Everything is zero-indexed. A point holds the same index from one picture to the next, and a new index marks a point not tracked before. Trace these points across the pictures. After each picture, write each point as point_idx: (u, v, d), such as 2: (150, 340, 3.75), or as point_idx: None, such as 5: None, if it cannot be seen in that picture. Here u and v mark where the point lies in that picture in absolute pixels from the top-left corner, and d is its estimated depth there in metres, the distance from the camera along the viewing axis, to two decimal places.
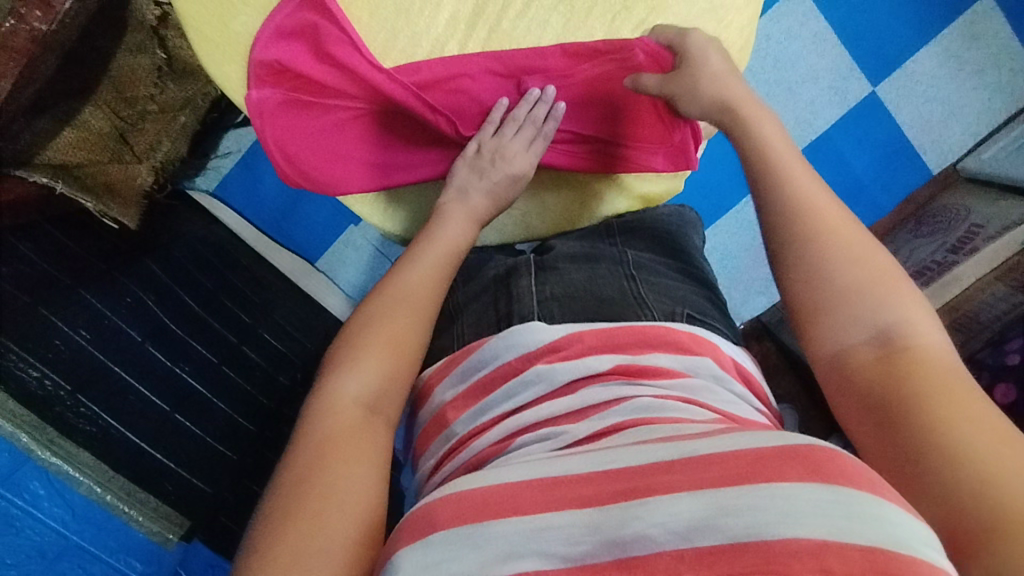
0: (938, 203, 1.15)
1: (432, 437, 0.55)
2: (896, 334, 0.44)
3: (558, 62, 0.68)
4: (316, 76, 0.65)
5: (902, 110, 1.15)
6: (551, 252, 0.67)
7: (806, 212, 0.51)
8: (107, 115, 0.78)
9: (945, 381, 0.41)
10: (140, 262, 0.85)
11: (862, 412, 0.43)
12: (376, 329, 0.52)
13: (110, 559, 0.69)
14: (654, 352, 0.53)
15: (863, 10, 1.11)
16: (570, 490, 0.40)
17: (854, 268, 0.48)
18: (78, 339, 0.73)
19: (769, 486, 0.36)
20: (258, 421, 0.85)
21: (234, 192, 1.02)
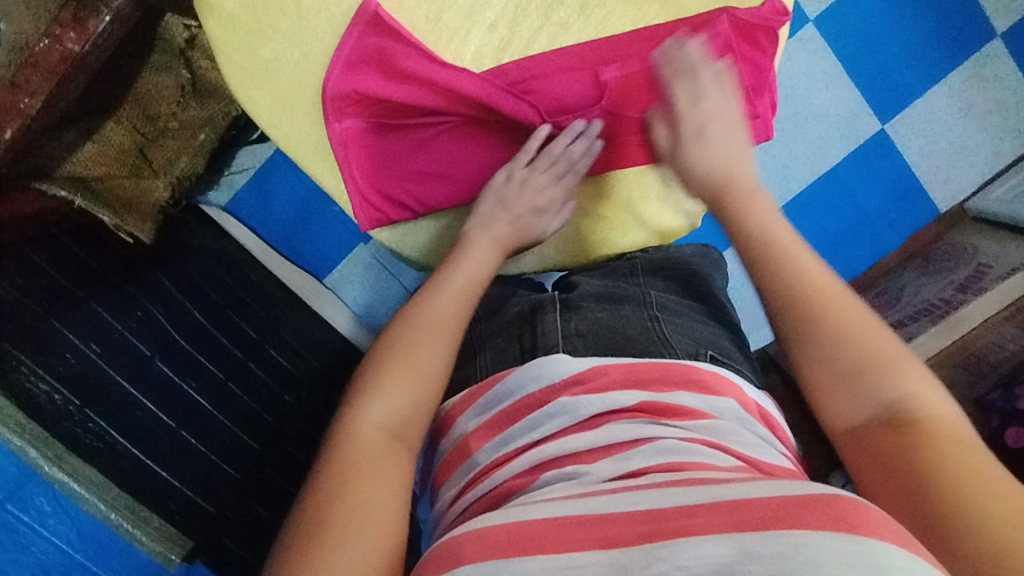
0: (945, 242, 1.17)
1: (454, 465, 0.56)
2: (904, 407, 0.48)
3: (636, 48, 0.65)
4: (395, 96, 0.63)
5: (911, 147, 1.16)
6: (575, 290, 0.67)
7: (814, 288, 0.53)
8: (128, 130, 0.79)
9: (957, 450, 0.44)
10: (152, 276, 0.85)
11: (880, 478, 0.47)
12: (399, 359, 0.54)
13: None
14: (677, 390, 0.54)
15: (875, 49, 1.12)
16: (598, 530, 0.40)
17: (849, 343, 0.51)
18: (88, 354, 0.74)
19: (792, 533, 0.36)
20: (261, 440, 0.83)
21: (246, 206, 1.01)
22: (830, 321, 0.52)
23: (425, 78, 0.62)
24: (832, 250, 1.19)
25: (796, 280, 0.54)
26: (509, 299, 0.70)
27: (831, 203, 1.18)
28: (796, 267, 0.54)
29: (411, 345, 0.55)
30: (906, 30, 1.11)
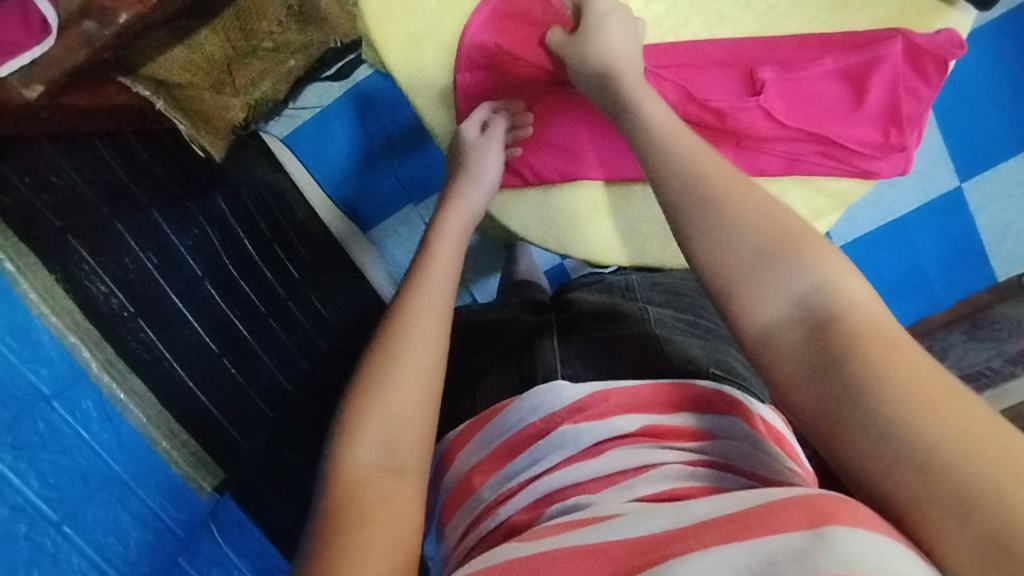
0: (995, 311, 1.12)
1: (456, 505, 0.52)
2: (816, 305, 0.38)
3: (786, 54, 0.64)
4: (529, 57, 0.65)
5: (982, 212, 1.14)
6: (572, 309, 0.67)
7: (709, 183, 0.45)
8: (221, 42, 0.76)
9: (890, 355, 0.35)
10: (210, 197, 0.81)
11: (812, 393, 0.37)
12: (386, 380, 0.46)
13: (147, 497, 0.64)
14: (680, 411, 0.51)
15: (972, 107, 1.10)
16: (591, 559, 0.36)
17: (756, 233, 0.42)
18: (144, 262, 0.70)
19: (775, 541, 0.33)
20: (296, 381, 0.83)
21: (303, 142, 0.99)
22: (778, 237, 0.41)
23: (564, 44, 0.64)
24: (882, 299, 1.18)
25: (770, 220, 0.42)
26: (507, 324, 0.69)
27: (886, 253, 1.17)
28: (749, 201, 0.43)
29: (397, 364, 0.47)
30: (1006, 94, 1.09)
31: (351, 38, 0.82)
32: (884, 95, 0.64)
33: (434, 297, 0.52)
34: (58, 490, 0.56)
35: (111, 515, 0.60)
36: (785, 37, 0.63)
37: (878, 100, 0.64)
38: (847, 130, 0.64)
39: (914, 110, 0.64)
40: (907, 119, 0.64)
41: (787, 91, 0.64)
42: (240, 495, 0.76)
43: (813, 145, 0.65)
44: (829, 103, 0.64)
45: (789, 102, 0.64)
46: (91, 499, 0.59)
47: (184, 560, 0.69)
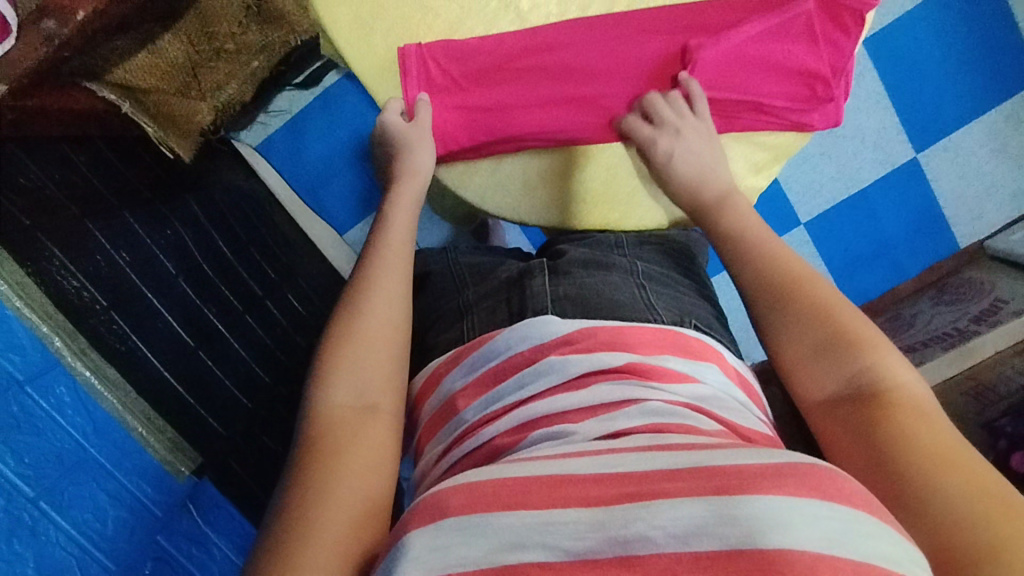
0: (962, 274, 1.17)
1: (438, 426, 0.55)
2: (871, 389, 0.46)
3: (714, 18, 0.67)
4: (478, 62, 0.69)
5: (939, 180, 1.18)
6: (563, 256, 0.67)
7: (781, 283, 0.54)
8: (183, 46, 0.76)
9: (951, 447, 0.42)
10: (180, 197, 0.84)
11: (857, 452, 0.45)
12: (359, 332, 0.53)
13: (122, 477, 0.70)
14: (662, 353, 0.54)
15: (920, 77, 1.13)
16: (575, 490, 0.37)
17: (820, 323, 0.50)
18: (117, 260, 0.73)
19: (743, 501, 0.34)
20: (274, 372, 0.85)
21: (277, 150, 0.99)
22: (809, 303, 0.52)
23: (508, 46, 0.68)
24: (848, 270, 1.22)
25: (770, 268, 0.55)
26: (497, 269, 0.71)
27: (852, 225, 1.20)
28: (760, 248, 0.56)
29: (367, 319, 0.54)
30: (952, 62, 1.12)
31: (310, 32, 0.83)
32: (804, 54, 0.69)
33: (394, 264, 0.59)
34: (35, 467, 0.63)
35: (87, 494, 0.67)
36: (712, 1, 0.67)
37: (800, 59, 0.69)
38: (778, 90, 0.70)
39: (840, 62, 0.69)
40: (829, 74, 0.70)
41: (718, 64, 0.68)
42: (219, 479, 0.79)
43: (745, 103, 0.70)
44: (755, 67, 0.69)
45: (721, 64, 0.68)
46: (67, 476, 0.65)
47: (162, 539, 0.73)
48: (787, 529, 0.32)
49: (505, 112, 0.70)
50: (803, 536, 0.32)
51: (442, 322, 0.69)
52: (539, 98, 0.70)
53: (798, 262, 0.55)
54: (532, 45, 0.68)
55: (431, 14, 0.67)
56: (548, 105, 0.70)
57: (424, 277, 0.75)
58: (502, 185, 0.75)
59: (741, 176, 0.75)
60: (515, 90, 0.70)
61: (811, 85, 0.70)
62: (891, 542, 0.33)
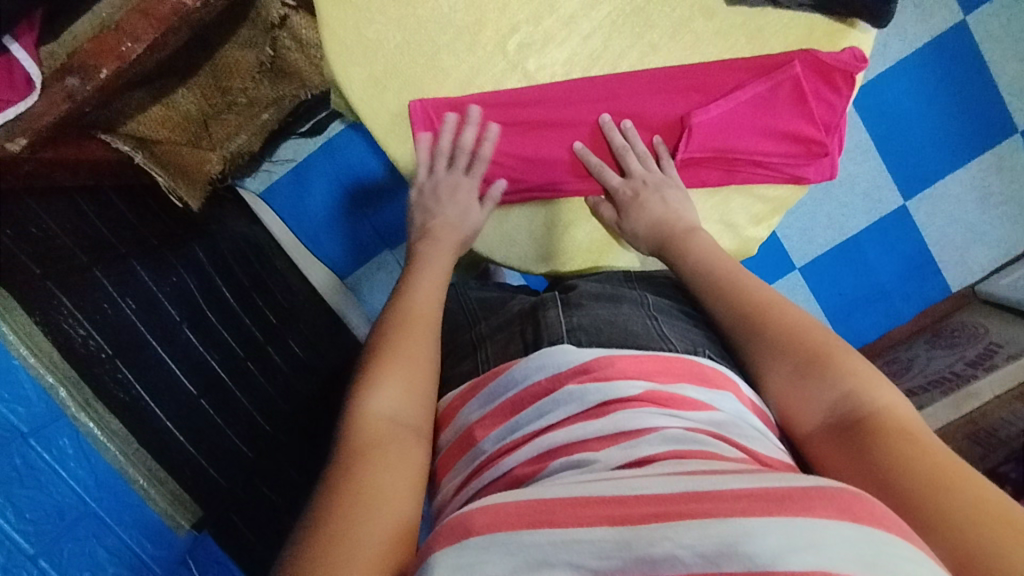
0: (955, 318, 1.19)
1: (458, 457, 0.58)
2: (848, 406, 0.50)
3: (716, 78, 0.70)
4: (489, 113, 0.72)
5: (928, 225, 1.21)
6: (574, 290, 0.70)
7: (752, 306, 0.58)
8: (197, 98, 0.80)
9: (928, 452, 0.44)
10: (187, 245, 0.85)
11: (846, 466, 0.47)
12: (400, 354, 0.58)
13: (122, 533, 0.69)
14: (683, 383, 0.55)
15: (904, 129, 1.18)
16: (603, 509, 0.38)
17: (792, 345, 0.54)
18: (123, 308, 0.73)
19: (762, 518, 0.34)
20: (275, 422, 0.86)
21: (280, 198, 1.03)
22: (778, 325, 0.56)
23: (520, 101, 0.71)
24: (842, 313, 1.24)
25: (741, 298, 0.59)
26: (508, 303, 0.74)
27: (846, 271, 1.23)
28: (739, 287, 0.60)
29: (406, 348, 0.59)
30: (934, 116, 1.17)
31: (323, 87, 0.84)
32: (800, 117, 0.73)
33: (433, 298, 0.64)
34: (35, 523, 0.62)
35: (87, 552, 0.66)
36: (715, 62, 0.70)
37: (797, 120, 0.73)
38: (775, 149, 0.74)
39: (832, 119, 0.73)
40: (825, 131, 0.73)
41: (714, 127, 0.72)
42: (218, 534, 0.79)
43: (747, 161, 0.74)
44: (752, 128, 0.73)
45: (725, 126, 0.72)
46: (67, 534, 0.64)
47: None
48: (814, 548, 0.33)
49: (504, 164, 0.74)
50: (834, 551, 0.33)
51: (452, 367, 0.70)
52: (535, 152, 0.74)
53: (762, 288, 0.60)
54: (519, 102, 0.71)
55: (441, 73, 0.69)
56: (543, 159, 0.74)
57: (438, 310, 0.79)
58: (507, 237, 0.78)
59: (742, 226, 0.79)
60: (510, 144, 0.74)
61: (806, 144, 0.74)
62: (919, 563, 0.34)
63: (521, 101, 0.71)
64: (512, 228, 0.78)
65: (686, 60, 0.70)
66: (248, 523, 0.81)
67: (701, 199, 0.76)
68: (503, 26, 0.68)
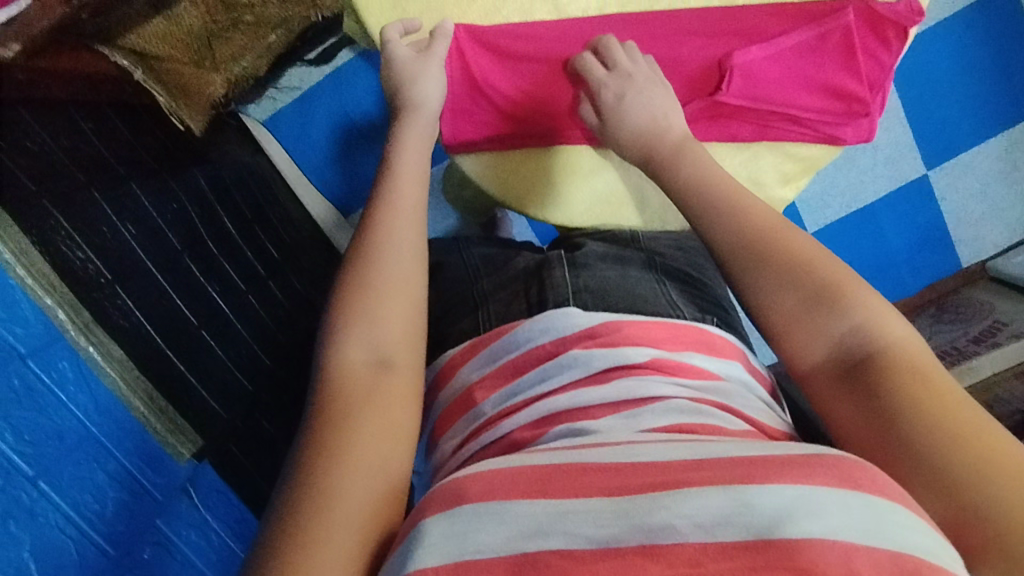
0: (963, 294, 1.19)
1: (456, 414, 0.58)
2: (856, 347, 0.49)
3: (756, 24, 0.70)
4: (503, 56, 0.73)
5: (947, 199, 1.18)
6: (581, 249, 0.71)
7: (759, 231, 0.56)
8: (200, 14, 0.74)
9: (944, 400, 0.44)
10: (188, 171, 0.82)
11: (860, 418, 0.47)
12: (369, 291, 0.55)
13: (124, 459, 0.68)
14: (688, 349, 0.57)
15: (936, 96, 1.13)
16: (599, 481, 0.41)
17: (801, 278, 0.53)
18: (124, 234, 0.72)
19: (758, 488, 0.37)
20: (275, 356, 0.85)
21: (284, 127, 0.98)
22: (784, 255, 0.54)
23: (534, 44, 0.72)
24: None
25: (745, 224, 0.57)
26: (511, 260, 0.73)
27: (859, 240, 1.20)
28: (746, 215, 0.57)
29: (376, 282, 0.56)
30: (968, 83, 1.12)
31: (335, 8, 0.83)
32: (842, 73, 0.73)
33: (409, 226, 0.60)
34: (35, 445, 0.60)
35: (88, 475, 0.64)
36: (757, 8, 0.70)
37: (840, 75, 0.73)
38: (814, 103, 0.74)
39: (878, 77, 0.73)
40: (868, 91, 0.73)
41: (754, 69, 0.72)
42: (219, 463, 0.78)
43: (784, 116, 0.75)
44: (791, 80, 0.73)
45: (762, 78, 0.72)
46: (70, 456, 0.63)
47: (162, 524, 0.71)
48: (811, 518, 0.35)
49: (518, 108, 0.75)
50: (829, 523, 0.35)
51: (455, 320, 0.69)
52: (551, 98, 0.75)
53: (765, 214, 0.58)
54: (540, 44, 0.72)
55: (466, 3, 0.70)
56: (556, 98, 0.75)
57: (437, 266, 0.76)
58: (521, 178, 0.80)
59: (771, 185, 0.79)
60: (524, 80, 0.74)
61: (847, 101, 0.74)
62: (917, 532, 0.36)
63: (536, 45, 0.72)
64: (530, 173, 0.79)
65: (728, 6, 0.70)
66: (248, 454, 0.81)
67: (733, 154, 0.76)
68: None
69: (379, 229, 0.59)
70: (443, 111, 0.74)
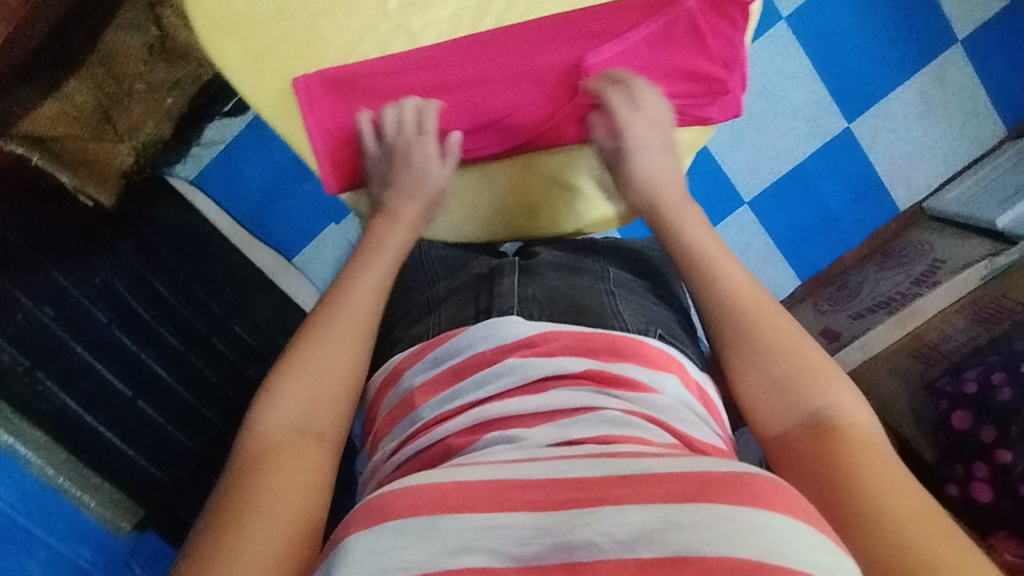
0: (904, 238, 1.21)
1: (398, 418, 0.59)
2: (826, 416, 0.52)
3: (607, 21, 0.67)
4: (370, 83, 0.67)
5: (874, 147, 1.19)
6: (535, 257, 0.72)
7: (742, 305, 0.58)
8: (92, 89, 0.77)
9: (892, 488, 0.46)
10: (112, 243, 0.83)
11: (806, 488, 0.49)
12: (313, 361, 0.56)
13: (58, 543, 0.71)
14: (625, 361, 0.57)
15: (847, 49, 1.13)
16: (522, 495, 0.42)
17: (786, 357, 0.55)
18: (39, 317, 0.72)
19: (711, 505, 0.39)
20: (222, 413, 0.87)
21: (211, 181, 1.05)
22: (770, 333, 0.56)
23: (394, 79, 0.67)
24: (795, 244, 1.23)
25: (733, 302, 0.58)
26: (468, 262, 0.73)
27: (795, 199, 1.21)
28: (730, 288, 0.59)
29: (323, 347, 0.57)
30: (877, 31, 1.13)
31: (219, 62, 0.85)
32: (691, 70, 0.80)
33: (359, 298, 0.61)
34: None
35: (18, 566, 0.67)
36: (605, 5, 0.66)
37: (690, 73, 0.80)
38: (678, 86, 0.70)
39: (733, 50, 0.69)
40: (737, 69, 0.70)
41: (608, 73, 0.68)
42: (167, 530, 0.79)
43: None
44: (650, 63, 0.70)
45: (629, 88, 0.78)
46: None
47: None
48: (758, 540, 0.37)
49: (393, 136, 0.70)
50: (754, 544, 0.37)
51: (395, 348, 0.68)
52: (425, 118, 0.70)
53: (756, 288, 0.59)
54: (404, 69, 0.67)
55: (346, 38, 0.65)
56: (434, 122, 0.70)
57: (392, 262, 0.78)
58: (472, 213, 0.76)
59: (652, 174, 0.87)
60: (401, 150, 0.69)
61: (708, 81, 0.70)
62: (816, 546, 0.38)
63: (401, 73, 0.67)
64: (476, 202, 0.75)
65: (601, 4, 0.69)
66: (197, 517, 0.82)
67: None
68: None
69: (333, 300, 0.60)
70: (322, 167, 0.69)
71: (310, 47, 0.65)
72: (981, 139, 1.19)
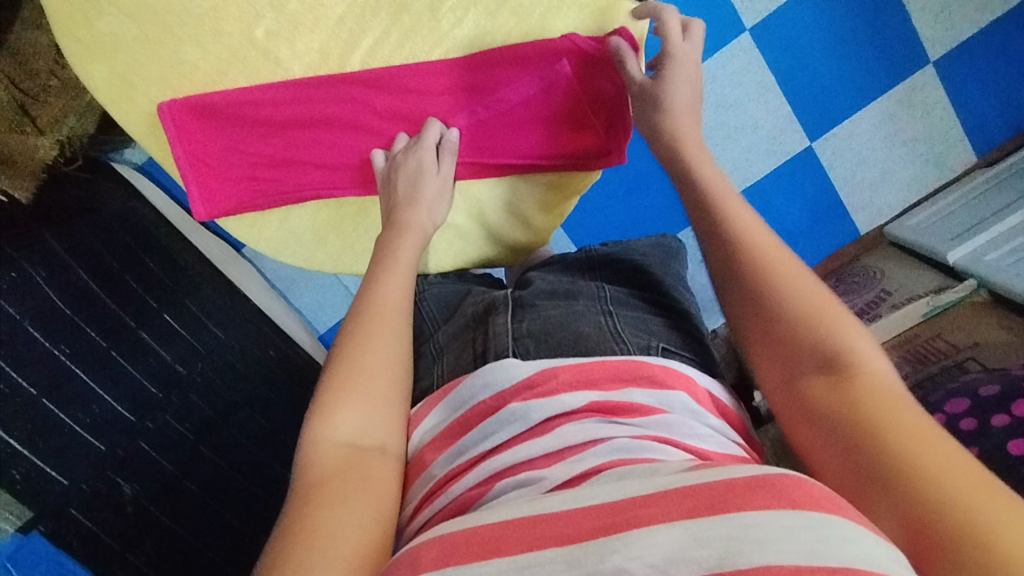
0: (862, 263, 1.19)
1: (410, 480, 0.57)
2: (842, 359, 0.48)
3: (489, 65, 0.68)
4: (246, 111, 0.67)
5: (836, 167, 1.15)
6: (529, 288, 0.69)
7: (740, 246, 0.56)
8: (4, 85, 0.80)
9: (917, 429, 0.43)
10: (38, 235, 0.83)
11: (835, 443, 0.46)
12: (356, 382, 0.53)
13: None
14: (629, 387, 0.55)
15: (809, 65, 1.09)
16: (549, 529, 0.41)
17: (791, 297, 0.52)
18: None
19: (739, 514, 0.38)
20: (138, 412, 0.88)
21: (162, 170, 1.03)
22: (771, 275, 0.54)
23: (270, 105, 0.67)
24: None
25: (737, 241, 0.56)
26: (465, 301, 0.72)
27: None
28: (730, 224, 0.57)
29: (367, 365, 0.54)
30: (844, 47, 1.08)
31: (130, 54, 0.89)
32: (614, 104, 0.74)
33: (397, 314, 0.58)
34: None
35: None
36: (493, 50, 0.67)
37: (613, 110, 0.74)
38: (558, 136, 0.74)
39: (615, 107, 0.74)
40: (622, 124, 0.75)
41: (474, 131, 0.72)
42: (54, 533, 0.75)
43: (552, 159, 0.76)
44: (532, 115, 0.72)
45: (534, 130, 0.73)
46: None
47: None
48: (785, 543, 0.36)
49: (268, 165, 0.72)
50: (778, 550, 0.36)
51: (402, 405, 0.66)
52: (301, 152, 0.71)
53: (754, 228, 0.57)
54: (281, 101, 0.67)
55: (232, 56, 0.63)
56: (307, 157, 0.71)
57: None
58: (449, 251, 0.80)
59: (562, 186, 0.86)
60: (269, 180, 0.73)
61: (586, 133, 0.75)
62: (860, 544, 0.37)
63: (278, 102, 0.67)
64: (454, 242, 0.80)
65: (491, 47, 0.67)
66: (96, 521, 0.80)
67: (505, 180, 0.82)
68: (247, 12, 0.61)
69: (370, 317, 0.57)
70: (189, 186, 0.71)
71: (174, 72, 0.64)
72: (948, 164, 1.16)
